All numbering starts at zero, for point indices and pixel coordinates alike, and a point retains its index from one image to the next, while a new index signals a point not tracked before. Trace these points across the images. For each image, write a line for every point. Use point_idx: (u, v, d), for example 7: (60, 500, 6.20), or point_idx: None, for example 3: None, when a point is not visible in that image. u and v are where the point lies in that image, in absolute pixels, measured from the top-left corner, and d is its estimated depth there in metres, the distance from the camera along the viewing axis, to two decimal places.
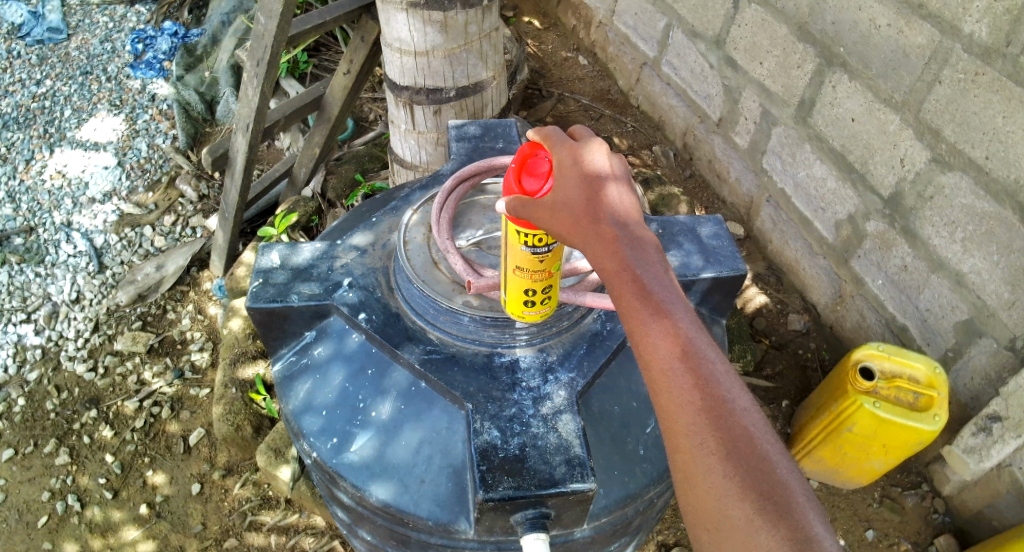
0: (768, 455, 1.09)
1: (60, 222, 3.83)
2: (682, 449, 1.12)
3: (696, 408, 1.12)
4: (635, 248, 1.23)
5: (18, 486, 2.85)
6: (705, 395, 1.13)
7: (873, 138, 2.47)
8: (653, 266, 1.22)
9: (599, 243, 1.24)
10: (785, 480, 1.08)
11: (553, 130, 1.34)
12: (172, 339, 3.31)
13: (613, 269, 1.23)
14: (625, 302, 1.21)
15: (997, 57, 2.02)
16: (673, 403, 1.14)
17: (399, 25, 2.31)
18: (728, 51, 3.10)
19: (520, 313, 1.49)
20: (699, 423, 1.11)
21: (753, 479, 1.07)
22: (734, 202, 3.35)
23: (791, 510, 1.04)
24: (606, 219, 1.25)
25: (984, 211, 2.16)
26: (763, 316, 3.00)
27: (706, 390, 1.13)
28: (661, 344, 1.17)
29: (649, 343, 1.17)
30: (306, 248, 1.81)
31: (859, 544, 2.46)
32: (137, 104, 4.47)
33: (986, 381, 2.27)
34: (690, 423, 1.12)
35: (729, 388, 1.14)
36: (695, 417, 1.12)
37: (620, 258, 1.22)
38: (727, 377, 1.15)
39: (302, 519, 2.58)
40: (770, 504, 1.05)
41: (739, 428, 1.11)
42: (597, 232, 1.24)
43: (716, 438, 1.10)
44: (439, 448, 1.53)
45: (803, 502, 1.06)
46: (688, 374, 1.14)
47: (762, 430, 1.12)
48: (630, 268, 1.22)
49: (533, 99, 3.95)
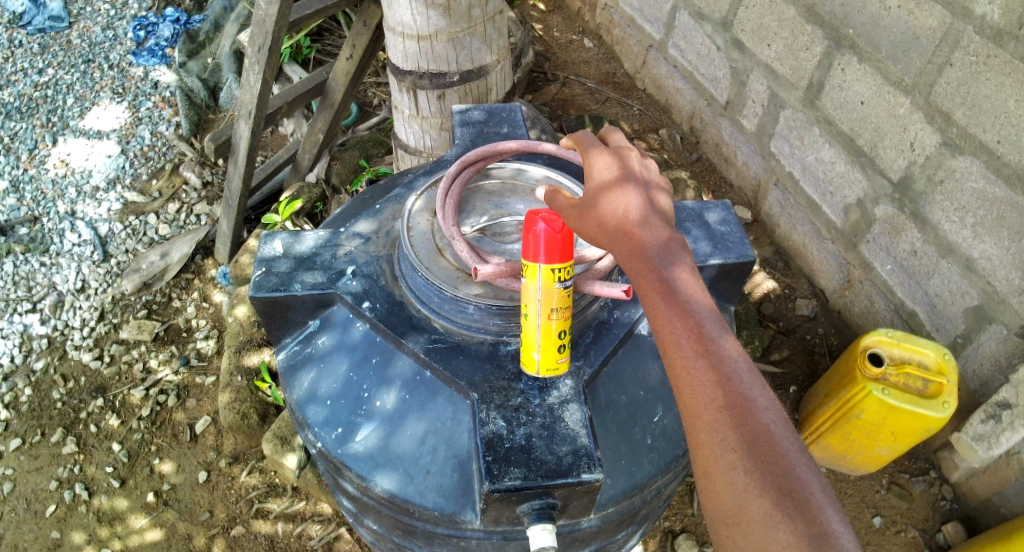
0: (786, 452, 1.07)
1: (64, 211, 3.83)
2: (702, 446, 1.11)
3: (716, 405, 1.12)
4: (658, 245, 1.27)
5: (26, 475, 2.87)
6: (726, 394, 1.12)
7: (883, 121, 2.44)
8: (678, 265, 1.25)
9: (623, 242, 1.30)
10: (803, 477, 1.05)
11: (585, 134, 1.54)
12: (177, 327, 3.32)
13: (637, 268, 1.26)
14: (650, 301, 1.23)
15: (1010, 39, 1.98)
16: (696, 401, 1.13)
17: (401, 9, 2.29)
18: (734, 33, 3.06)
19: (553, 363, 1.47)
20: (720, 420, 1.10)
21: (768, 475, 1.05)
22: (741, 186, 3.32)
23: (809, 507, 1.02)
24: (628, 218, 1.31)
25: (995, 196, 2.13)
26: (770, 302, 2.96)
27: (726, 387, 1.13)
28: (683, 343, 1.18)
29: (672, 340, 1.19)
30: (309, 236, 1.79)
31: (866, 531, 2.45)
32: (140, 91, 4.43)
33: (995, 367, 2.25)
34: (711, 420, 1.11)
35: (750, 385, 1.13)
36: (715, 414, 1.11)
37: (645, 257, 1.26)
38: (748, 375, 1.14)
39: (309, 506, 2.59)
40: (787, 500, 1.03)
41: (759, 425, 1.09)
42: (621, 229, 1.31)
43: (736, 435, 1.09)
44: (443, 440, 1.53)
45: (821, 498, 1.03)
46: (709, 371, 1.14)
47: (781, 428, 1.10)
48: (655, 267, 1.25)
49: (538, 82, 3.89)
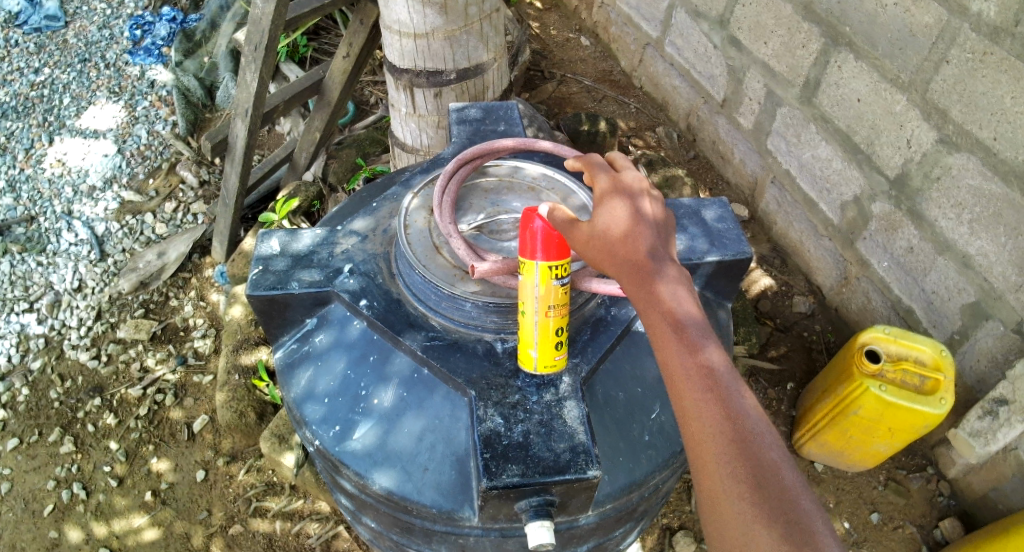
0: (793, 487, 1.06)
1: (60, 210, 3.82)
2: (709, 478, 1.10)
3: (724, 437, 1.10)
4: (667, 276, 1.25)
5: (24, 475, 2.87)
6: (733, 424, 1.11)
7: (879, 118, 2.44)
8: (685, 296, 1.23)
9: (632, 271, 1.28)
10: (811, 513, 1.04)
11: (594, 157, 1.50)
12: (174, 326, 3.31)
13: (646, 299, 1.24)
14: (658, 332, 1.21)
15: (1006, 36, 1.98)
16: (703, 433, 1.12)
17: (398, 7, 2.28)
18: (731, 30, 3.06)
19: (550, 360, 1.48)
20: (727, 453, 1.09)
21: (776, 508, 1.04)
22: (738, 184, 3.32)
23: (817, 543, 1.01)
24: (637, 248, 1.29)
25: (992, 193, 2.13)
26: (768, 299, 2.96)
27: (734, 419, 1.11)
28: (691, 374, 1.16)
29: (680, 372, 1.17)
30: (307, 234, 1.79)
31: (864, 528, 2.45)
32: (136, 90, 4.42)
33: (992, 363, 2.25)
34: (719, 452, 1.09)
35: (757, 419, 1.12)
36: (723, 446, 1.09)
37: (654, 288, 1.24)
38: (755, 409, 1.13)
39: (307, 505, 2.60)
40: (795, 535, 1.01)
41: (766, 458, 1.08)
42: (630, 258, 1.29)
43: (744, 468, 1.07)
44: (442, 437, 1.53)
45: (828, 534, 1.02)
46: (717, 404, 1.13)
47: (789, 462, 1.08)
48: (663, 298, 1.23)
49: (535, 81, 3.89)
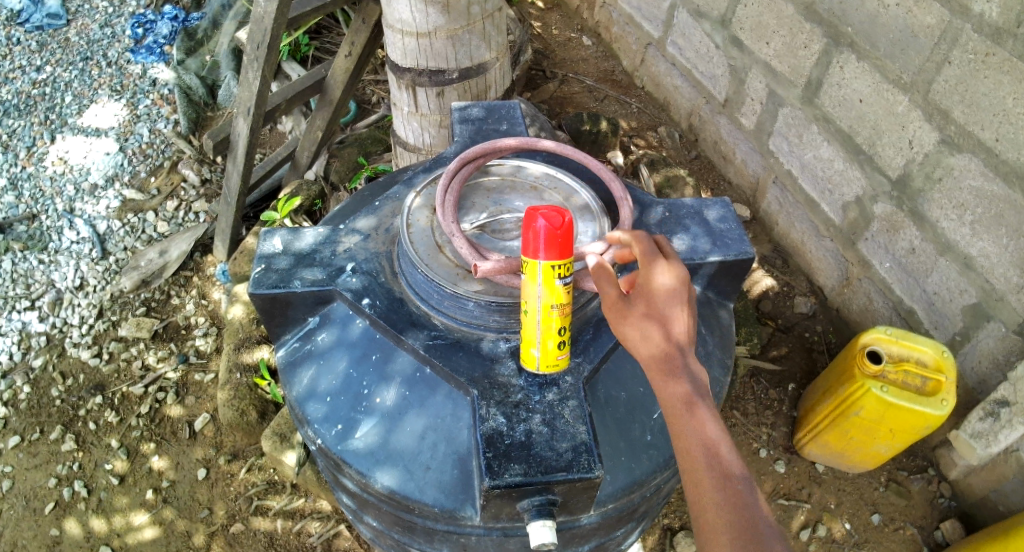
0: None
1: (62, 208, 3.82)
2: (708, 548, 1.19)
3: (722, 512, 1.20)
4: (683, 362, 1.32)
5: (25, 473, 2.87)
6: (732, 504, 1.20)
7: (881, 119, 2.44)
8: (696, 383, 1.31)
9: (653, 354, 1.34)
10: None
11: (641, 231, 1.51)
12: (176, 324, 3.31)
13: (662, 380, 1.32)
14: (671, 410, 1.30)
15: (1008, 37, 1.98)
16: (706, 507, 1.21)
17: (400, 5, 2.28)
18: (733, 31, 3.06)
19: (552, 359, 1.48)
20: (725, 528, 1.19)
21: None
22: (739, 184, 3.32)
23: None
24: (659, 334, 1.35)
25: (993, 194, 2.13)
26: (769, 299, 2.96)
27: (732, 499, 1.20)
28: (698, 453, 1.25)
29: (688, 450, 1.26)
30: (309, 233, 1.79)
31: (865, 529, 2.45)
32: (138, 89, 4.42)
33: (993, 364, 2.25)
34: (718, 526, 1.19)
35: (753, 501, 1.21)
36: (721, 522, 1.19)
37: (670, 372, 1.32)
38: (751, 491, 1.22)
39: (308, 503, 2.60)
40: None
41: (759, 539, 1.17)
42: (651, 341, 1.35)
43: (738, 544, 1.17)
44: (444, 436, 1.53)
45: None
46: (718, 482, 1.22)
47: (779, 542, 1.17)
48: (677, 381, 1.31)
49: (536, 80, 3.89)
